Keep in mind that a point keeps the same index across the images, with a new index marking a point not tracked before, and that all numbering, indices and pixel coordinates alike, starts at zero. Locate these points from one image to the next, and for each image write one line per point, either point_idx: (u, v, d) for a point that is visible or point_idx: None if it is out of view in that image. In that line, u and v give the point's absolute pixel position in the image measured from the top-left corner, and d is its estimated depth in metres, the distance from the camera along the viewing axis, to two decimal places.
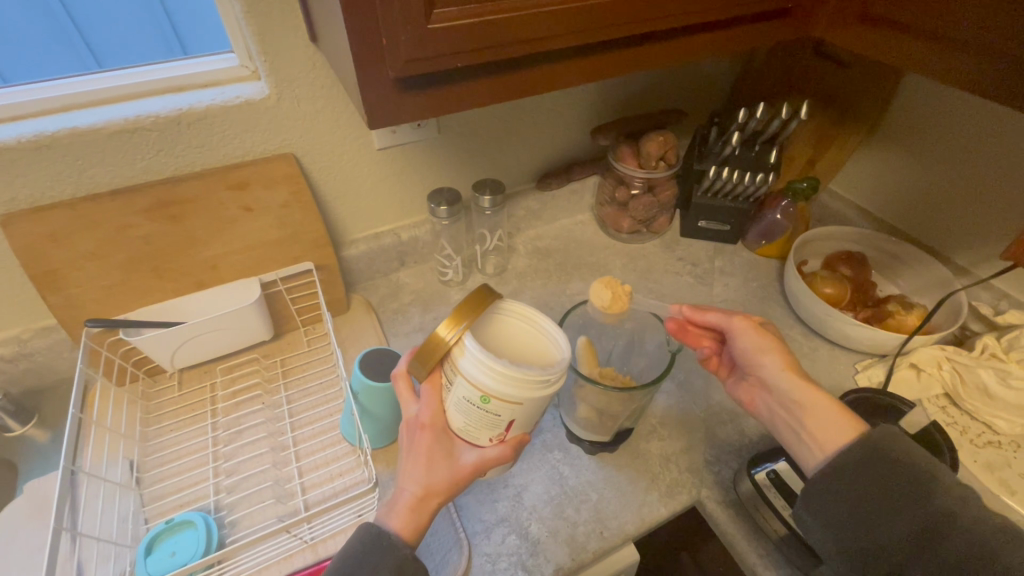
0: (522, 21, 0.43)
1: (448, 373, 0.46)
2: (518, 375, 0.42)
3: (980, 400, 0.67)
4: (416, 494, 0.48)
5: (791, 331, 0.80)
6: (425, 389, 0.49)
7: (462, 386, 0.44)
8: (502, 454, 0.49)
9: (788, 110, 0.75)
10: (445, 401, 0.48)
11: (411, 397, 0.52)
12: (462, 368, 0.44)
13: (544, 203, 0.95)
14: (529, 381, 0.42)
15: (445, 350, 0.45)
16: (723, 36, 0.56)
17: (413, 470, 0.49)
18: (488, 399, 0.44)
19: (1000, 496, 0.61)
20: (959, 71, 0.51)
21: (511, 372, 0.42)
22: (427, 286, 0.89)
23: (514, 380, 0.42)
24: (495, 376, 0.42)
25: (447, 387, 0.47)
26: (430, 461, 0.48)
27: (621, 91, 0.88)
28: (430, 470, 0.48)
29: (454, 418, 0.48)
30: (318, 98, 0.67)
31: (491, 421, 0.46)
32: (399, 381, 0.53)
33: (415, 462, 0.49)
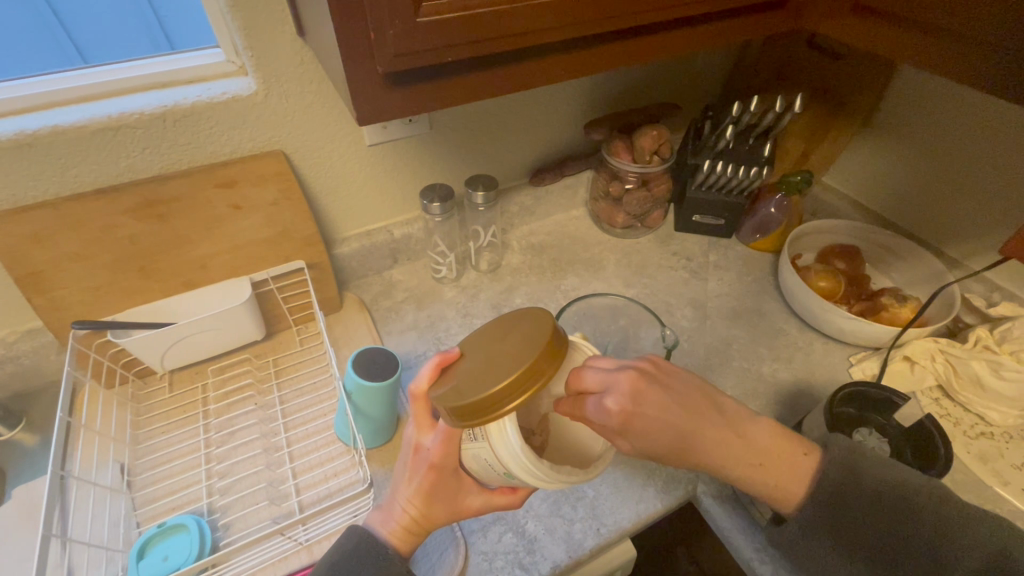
0: (512, 13, 0.42)
1: (477, 432, 0.43)
2: (554, 478, 0.41)
3: (973, 392, 0.67)
4: (411, 522, 0.49)
5: (785, 325, 0.81)
6: (446, 432, 0.46)
7: (489, 455, 0.42)
8: (506, 498, 0.48)
9: (780, 103, 0.75)
10: (463, 443, 0.46)
11: (428, 425, 0.49)
12: (501, 446, 0.41)
13: (537, 198, 0.94)
14: (563, 481, 0.41)
15: (493, 422, 0.40)
16: (716, 28, 0.56)
17: (414, 499, 0.49)
18: (512, 475, 0.42)
19: (993, 487, 0.62)
20: (955, 61, 0.50)
21: (550, 478, 0.40)
22: (420, 283, 0.89)
23: (549, 479, 0.40)
24: (531, 473, 0.40)
25: (469, 438, 0.44)
26: (432, 497, 0.48)
27: (613, 85, 0.87)
28: (430, 505, 0.48)
29: (468, 462, 0.46)
30: (307, 94, 0.66)
31: (506, 482, 0.45)
32: (415, 405, 0.48)
33: (416, 492, 0.48)
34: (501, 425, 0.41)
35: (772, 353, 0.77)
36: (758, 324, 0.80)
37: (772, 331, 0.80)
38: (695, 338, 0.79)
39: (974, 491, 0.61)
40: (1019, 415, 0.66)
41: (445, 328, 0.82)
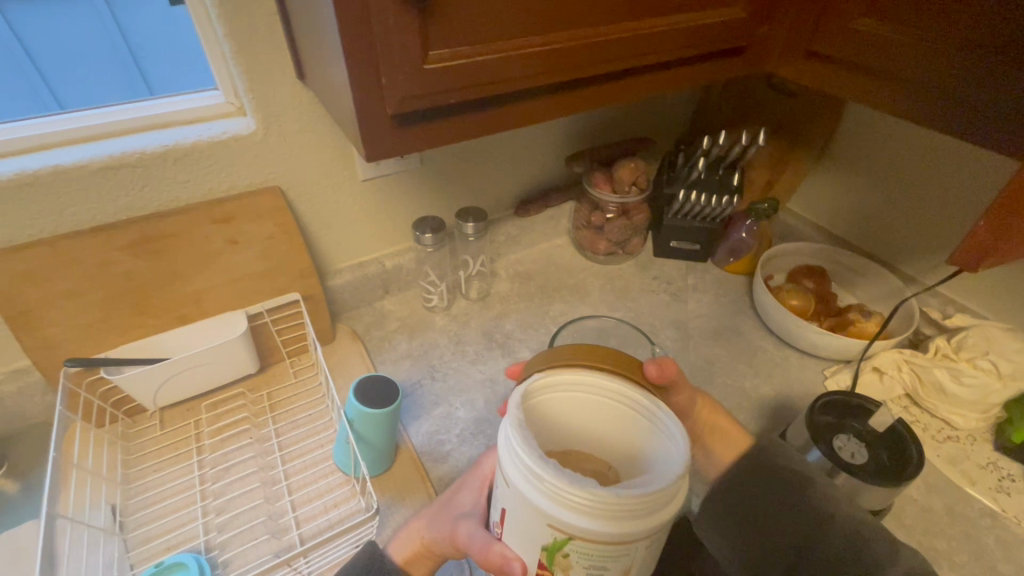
0: (508, 61, 0.46)
1: None
2: (518, 445, 0.35)
3: (937, 399, 0.71)
4: (420, 542, 0.54)
5: (763, 342, 0.85)
6: None
7: None
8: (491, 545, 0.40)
9: (746, 137, 0.83)
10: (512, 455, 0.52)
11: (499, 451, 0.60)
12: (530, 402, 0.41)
13: (522, 228, 0.98)
14: (523, 458, 0.34)
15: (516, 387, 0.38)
16: (685, 72, 0.62)
17: (445, 496, 0.57)
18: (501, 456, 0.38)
19: (963, 487, 0.66)
20: (894, 102, 0.57)
21: (532, 459, 0.34)
22: (411, 312, 0.90)
23: (512, 443, 0.35)
24: (508, 430, 0.36)
25: None
26: (459, 498, 0.55)
27: (592, 121, 0.93)
28: (452, 504, 0.55)
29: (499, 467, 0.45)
30: (304, 133, 0.69)
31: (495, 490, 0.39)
32: None
33: (452, 493, 0.57)
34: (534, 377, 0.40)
35: (752, 370, 0.80)
36: (737, 342, 0.84)
37: (751, 348, 0.84)
38: (680, 357, 0.82)
39: (947, 492, 0.65)
40: (979, 418, 0.70)
41: (438, 355, 0.83)
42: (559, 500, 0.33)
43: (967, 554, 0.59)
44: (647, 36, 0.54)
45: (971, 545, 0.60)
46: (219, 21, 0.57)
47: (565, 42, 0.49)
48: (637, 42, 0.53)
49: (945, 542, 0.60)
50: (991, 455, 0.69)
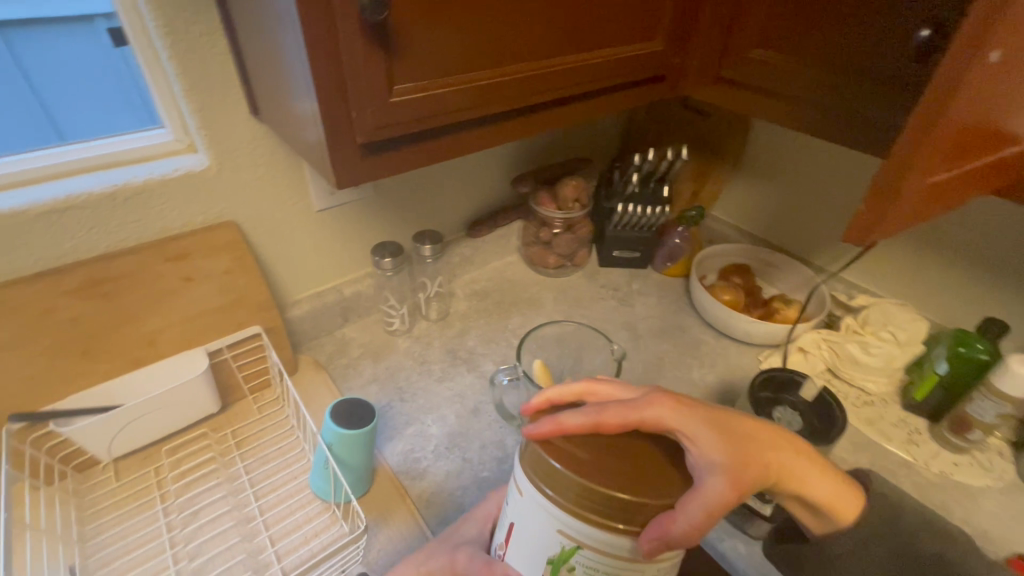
0: (464, 93, 0.51)
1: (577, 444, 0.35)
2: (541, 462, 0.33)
3: (851, 368, 0.81)
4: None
5: (703, 335, 0.93)
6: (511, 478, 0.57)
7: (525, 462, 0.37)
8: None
9: (671, 152, 0.92)
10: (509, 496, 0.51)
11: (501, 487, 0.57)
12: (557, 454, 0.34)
13: (475, 248, 1.02)
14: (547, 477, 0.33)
15: (535, 441, 0.34)
16: (615, 98, 0.70)
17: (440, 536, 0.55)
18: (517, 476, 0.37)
19: (882, 443, 0.75)
20: (790, 118, 0.67)
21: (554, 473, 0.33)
22: (374, 338, 0.90)
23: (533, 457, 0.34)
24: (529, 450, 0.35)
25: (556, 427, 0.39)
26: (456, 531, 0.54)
27: (533, 145, 1.00)
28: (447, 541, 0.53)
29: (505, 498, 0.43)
30: (258, 167, 0.69)
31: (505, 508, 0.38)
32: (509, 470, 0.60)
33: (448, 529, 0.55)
34: (551, 470, 0.33)
35: (698, 361, 0.88)
36: (681, 338, 0.92)
37: (694, 342, 0.92)
38: (633, 356, 0.88)
39: (869, 450, 0.74)
40: (887, 382, 0.81)
41: (405, 377, 0.84)
42: (574, 508, 0.32)
43: None
44: (580, 67, 0.60)
45: None
46: (170, 61, 0.58)
47: (512, 75, 0.55)
48: (573, 74, 0.60)
49: None
50: (901, 413, 0.79)
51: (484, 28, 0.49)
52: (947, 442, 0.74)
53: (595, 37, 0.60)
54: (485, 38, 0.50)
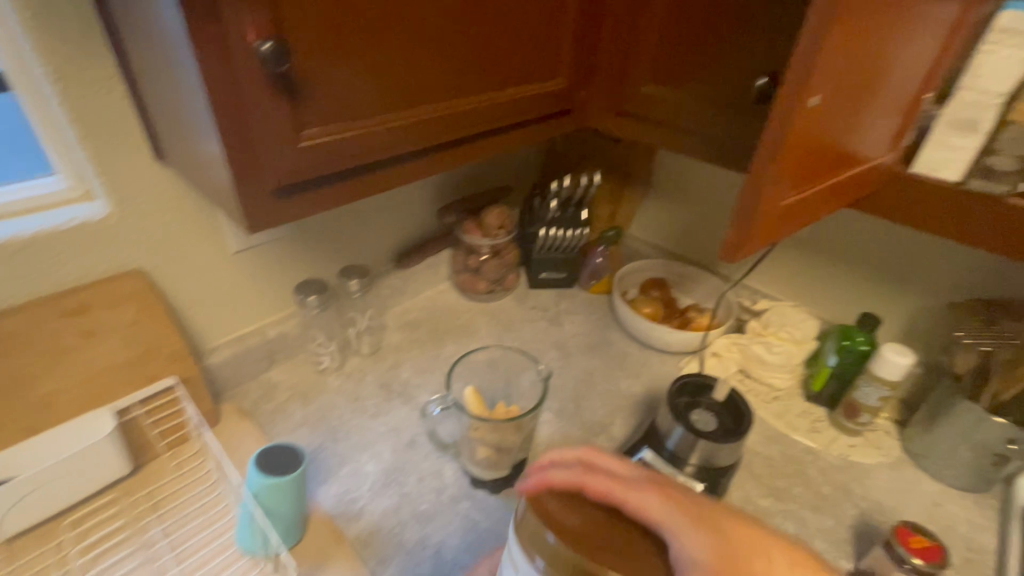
0: (374, 135, 0.53)
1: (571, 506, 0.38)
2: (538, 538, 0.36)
3: (759, 367, 0.88)
4: None
5: (629, 348, 0.98)
6: None
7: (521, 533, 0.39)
8: None
9: (585, 177, 1.00)
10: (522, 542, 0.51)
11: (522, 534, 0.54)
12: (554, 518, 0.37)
13: (405, 279, 1.03)
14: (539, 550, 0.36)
15: (531, 510, 0.37)
16: (527, 132, 0.74)
17: None
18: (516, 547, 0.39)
19: (790, 434, 0.82)
20: (683, 146, 0.74)
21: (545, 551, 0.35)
22: (303, 378, 0.87)
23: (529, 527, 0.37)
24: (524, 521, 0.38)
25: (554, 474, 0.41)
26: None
27: (456, 176, 1.03)
28: None
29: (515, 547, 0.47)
30: (166, 212, 0.67)
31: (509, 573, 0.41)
32: None
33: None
34: (550, 545, 0.35)
35: (625, 373, 0.93)
36: (608, 352, 0.97)
37: (621, 355, 0.97)
38: (564, 373, 0.92)
39: (780, 441, 0.81)
40: (792, 378, 0.88)
41: (338, 416, 0.82)
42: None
43: (799, 486, 0.75)
44: (489, 106, 0.64)
45: (801, 478, 0.76)
46: (61, 109, 0.56)
47: (423, 116, 0.57)
48: (483, 113, 0.63)
49: (783, 481, 0.75)
50: (805, 404, 0.87)
51: (387, 74, 0.52)
52: (843, 426, 0.82)
53: (500, 78, 0.63)
54: (389, 82, 0.52)
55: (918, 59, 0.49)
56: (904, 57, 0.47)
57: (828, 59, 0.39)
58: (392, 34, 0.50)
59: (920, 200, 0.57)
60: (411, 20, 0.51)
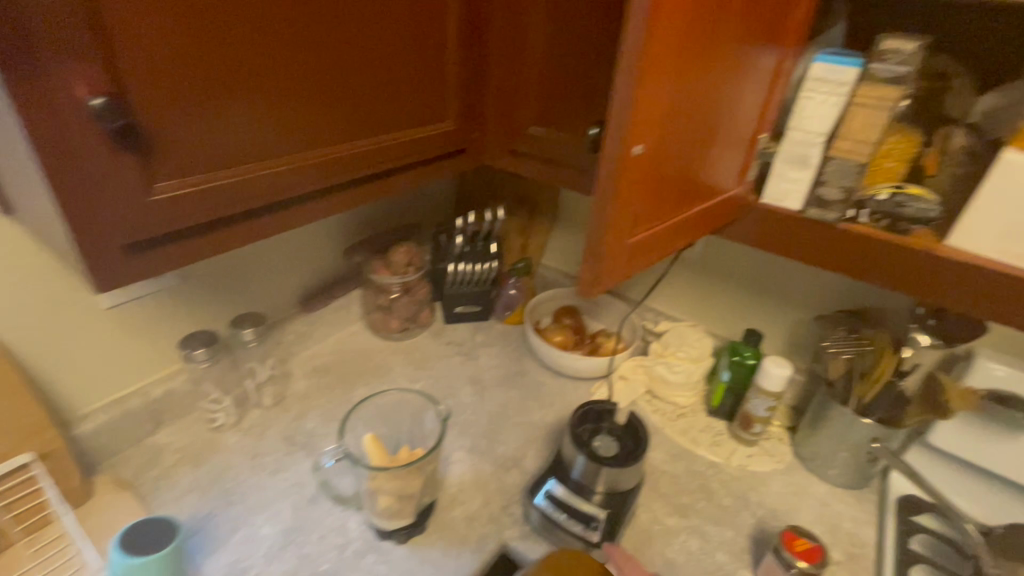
0: (241, 183, 0.52)
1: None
2: None
3: (663, 386, 0.92)
4: None
5: (543, 377, 0.99)
6: None
7: None
8: None
9: (490, 213, 1.03)
10: None
11: None
12: None
13: (311, 323, 0.99)
14: None
15: None
16: (420, 172, 0.74)
17: None
18: None
19: (694, 450, 0.86)
20: (570, 182, 0.77)
21: None
22: (194, 439, 0.81)
23: None
24: None
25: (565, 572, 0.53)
26: None
27: (361, 215, 1.02)
28: None
29: None
30: (17, 273, 0.61)
31: None
32: None
33: None
34: None
35: (539, 403, 0.93)
36: (522, 383, 0.97)
37: (535, 385, 0.97)
38: (478, 409, 0.91)
39: (685, 458, 0.84)
40: (694, 395, 0.93)
41: (232, 477, 0.76)
42: None
43: (702, 500, 0.78)
44: (370, 150, 0.64)
45: (704, 493, 0.79)
46: None
47: (296, 162, 0.56)
48: (365, 155, 0.63)
49: (687, 497, 0.78)
50: (707, 419, 0.91)
51: (235, 121, 0.50)
52: (741, 438, 0.86)
53: (378, 122, 0.64)
54: (241, 129, 0.51)
55: (751, 97, 0.51)
56: (736, 92, 0.48)
57: (649, 105, 0.36)
58: (235, 80, 0.49)
59: (771, 227, 0.62)
60: (264, 69, 0.50)
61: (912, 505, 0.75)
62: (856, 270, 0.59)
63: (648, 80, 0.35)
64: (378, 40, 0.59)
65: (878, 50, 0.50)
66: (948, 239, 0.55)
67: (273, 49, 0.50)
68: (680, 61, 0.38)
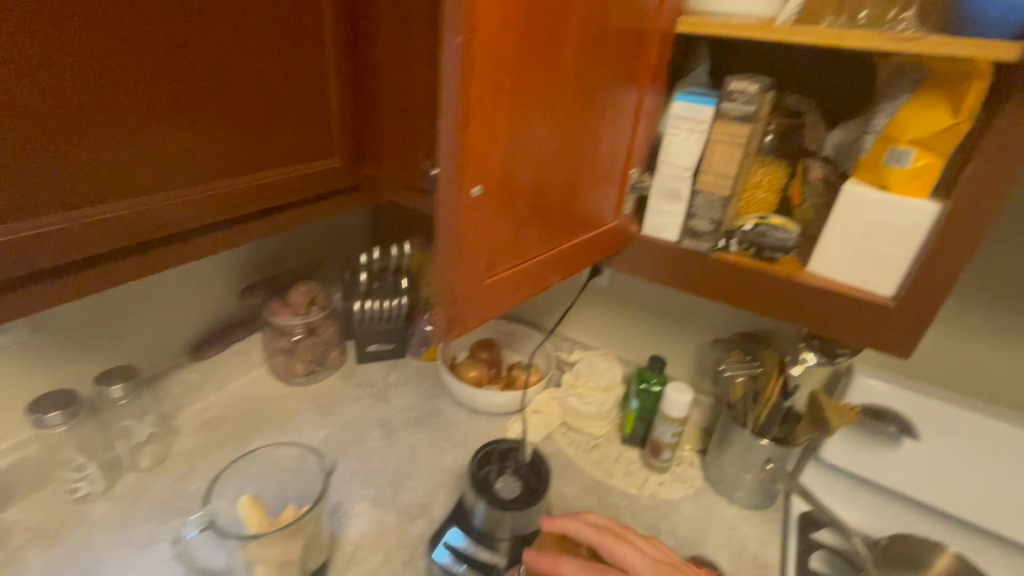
0: (84, 230, 0.51)
1: None
2: None
3: (575, 418, 0.92)
4: None
5: (458, 415, 0.96)
6: None
7: None
8: None
9: (397, 248, 1.00)
10: None
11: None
12: None
13: (203, 372, 0.92)
14: None
15: None
16: (302, 211, 0.74)
17: None
18: None
19: (607, 482, 0.85)
20: None
21: None
22: (52, 514, 0.71)
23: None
24: None
25: None
26: None
27: (259, 254, 0.97)
28: None
29: None
30: None
31: None
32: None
33: None
34: None
35: (451, 444, 0.90)
36: (435, 423, 0.94)
37: (449, 424, 0.94)
38: (386, 454, 0.86)
39: (599, 491, 0.83)
40: (608, 424, 0.92)
41: (94, 555, 0.67)
42: None
43: None
44: (241, 190, 0.64)
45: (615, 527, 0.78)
46: None
47: (152, 206, 0.56)
48: (237, 197, 0.64)
49: None
50: (621, 448, 0.91)
51: (76, 167, 0.49)
52: (653, 466, 0.86)
53: (249, 163, 0.64)
54: (83, 176, 0.50)
55: (617, 134, 0.52)
56: (597, 128, 0.48)
57: (480, 146, 0.36)
58: (67, 120, 0.48)
59: (666, 258, 0.63)
60: (109, 117, 0.50)
61: (812, 521, 0.77)
62: (732, 297, 0.61)
63: (473, 124, 0.34)
64: (241, 82, 0.60)
65: (726, 90, 0.53)
66: (809, 266, 0.58)
67: (120, 98, 0.51)
68: (522, 100, 0.38)
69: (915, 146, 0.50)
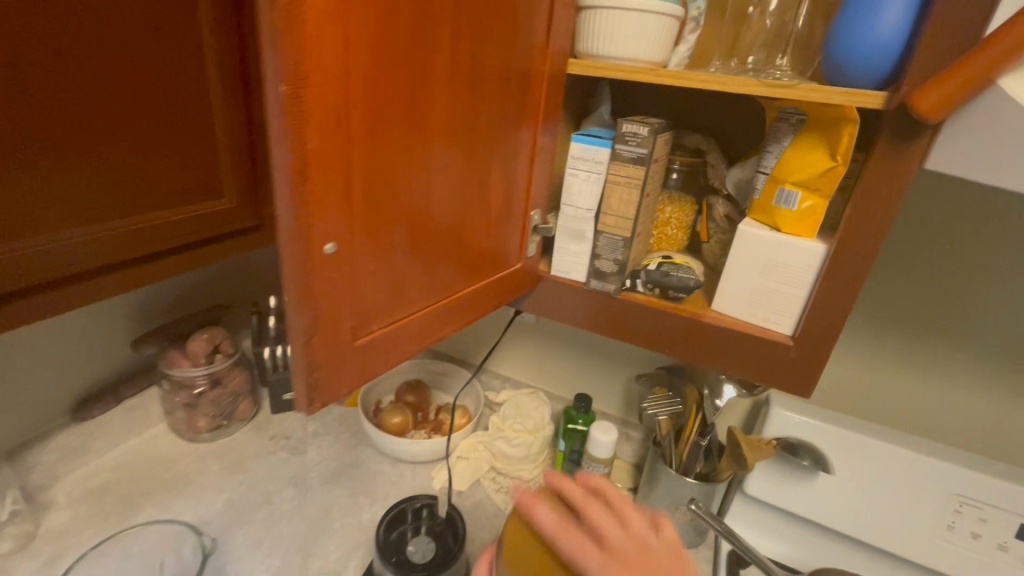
0: None
1: None
2: None
3: (504, 461, 0.87)
4: None
5: (380, 465, 0.90)
6: None
7: None
8: None
9: None
10: None
11: None
12: None
13: (88, 434, 0.82)
14: None
15: None
16: (196, 255, 0.69)
17: None
18: None
19: None
20: None
21: None
22: None
23: None
24: None
25: None
26: None
27: (156, 298, 0.90)
28: None
29: None
30: None
31: None
32: None
33: None
34: None
35: (371, 498, 0.83)
36: (355, 476, 0.87)
37: (369, 476, 0.87)
38: (296, 515, 0.79)
39: None
40: (538, 467, 0.88)
41: None
42: None
43: None
44: (123, 233, 0.59)
45: None
46: None
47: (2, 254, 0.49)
48: (122, 241, 0.59)
49: None
50: None
51: None
52: None
53: (131, 204, 0.59)
54: None
55: (508, 175, 0.50)
56: (481, 170, 0.46)
57: (329, 198, 0.32)
58: None
59: (596, 305, 0.61)
60: None
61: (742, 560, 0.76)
62: (641, 337, 0.60)
63: (315, 176, 0.31)
64: (104, 117, 0.54)
65: (619, 134, 0.53)
66: (713, 304, 0.58)
67: None
68: (379, 146, 0.35)
69: (800, 188, 0.51)
